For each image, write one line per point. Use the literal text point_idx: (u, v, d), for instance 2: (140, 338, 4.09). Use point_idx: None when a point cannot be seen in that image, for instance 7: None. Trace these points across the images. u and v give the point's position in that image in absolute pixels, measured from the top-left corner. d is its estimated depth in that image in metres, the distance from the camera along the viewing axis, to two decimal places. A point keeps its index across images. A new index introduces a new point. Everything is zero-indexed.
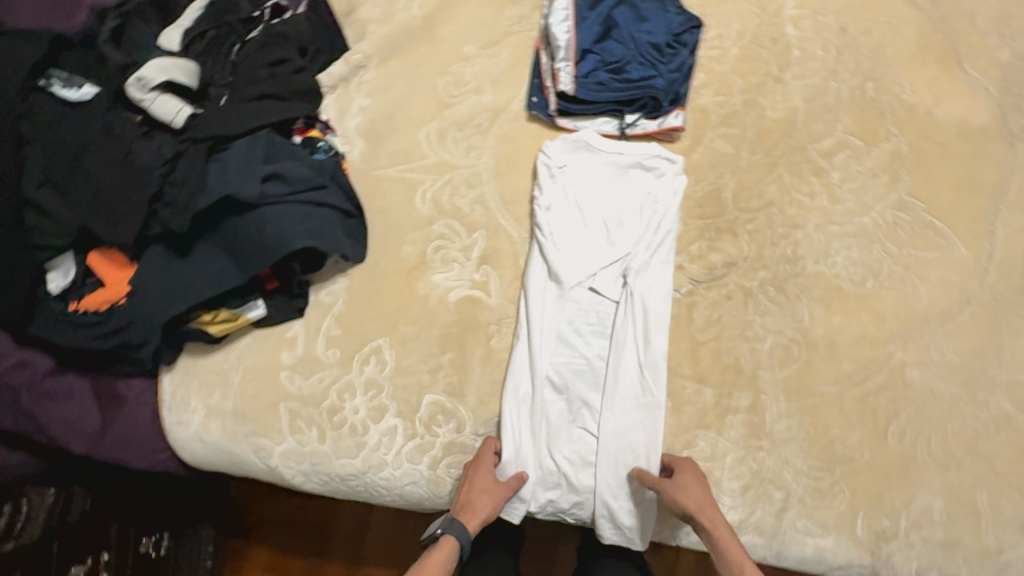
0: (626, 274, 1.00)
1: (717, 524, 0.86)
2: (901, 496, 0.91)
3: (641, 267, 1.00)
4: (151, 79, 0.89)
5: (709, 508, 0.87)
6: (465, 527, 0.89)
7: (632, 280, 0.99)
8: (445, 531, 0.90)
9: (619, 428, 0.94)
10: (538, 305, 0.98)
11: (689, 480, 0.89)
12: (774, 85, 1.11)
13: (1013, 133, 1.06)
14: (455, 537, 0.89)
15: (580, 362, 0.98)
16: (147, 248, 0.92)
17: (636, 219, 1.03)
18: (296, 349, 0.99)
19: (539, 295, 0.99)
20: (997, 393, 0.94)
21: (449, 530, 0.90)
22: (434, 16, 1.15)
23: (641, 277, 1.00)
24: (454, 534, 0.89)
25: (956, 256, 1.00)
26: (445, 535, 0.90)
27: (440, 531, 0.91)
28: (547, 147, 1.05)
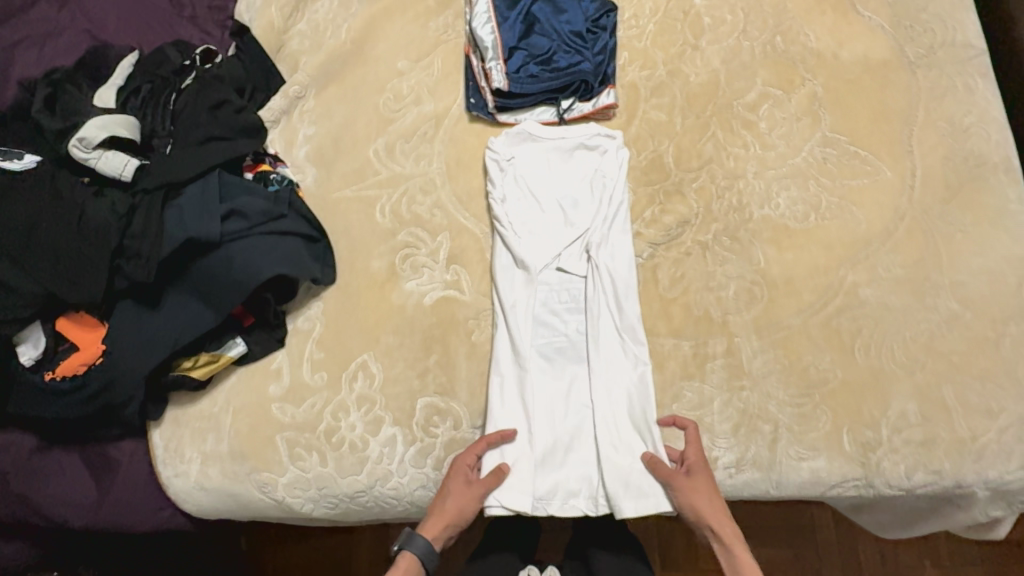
0: (589, 249, 1.05)
1: (726, 527, 0.91)
2: (877, 406, 0.97)
3: (603, 240, 1.04)
4: (93, 137, 0.90)
5: (721, 515, 0.91)
6: (427, 539, 0.90)
7: (596, 254, 1.04)
8: (404, 547, 0.90)
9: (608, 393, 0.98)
10: (511, 293, 1.02)
11: (701, 482, 0.91)
12: (693, 52, 1.18)
13: (913, 61, 1.16)
14: (417, 553, 0.90)
15: (562, 339, 1.02)
16: (116, 304, 0.91)
17: (589, 197, 1.08)
18: (283, 380, 0.99)
19: (510, 282, 1.02)
20: (943, 295, 1.02)
21: (407, 547, 0.90)
22: (363, 38, 1.19)
23: (604, 249, 1.04)
24: (413, 550, 0.90)
25: (883, 179, 1.09)
26: (404, 552, 0.90)
27: (398, 547, 0.91)
28: (493, 143, 1.09)
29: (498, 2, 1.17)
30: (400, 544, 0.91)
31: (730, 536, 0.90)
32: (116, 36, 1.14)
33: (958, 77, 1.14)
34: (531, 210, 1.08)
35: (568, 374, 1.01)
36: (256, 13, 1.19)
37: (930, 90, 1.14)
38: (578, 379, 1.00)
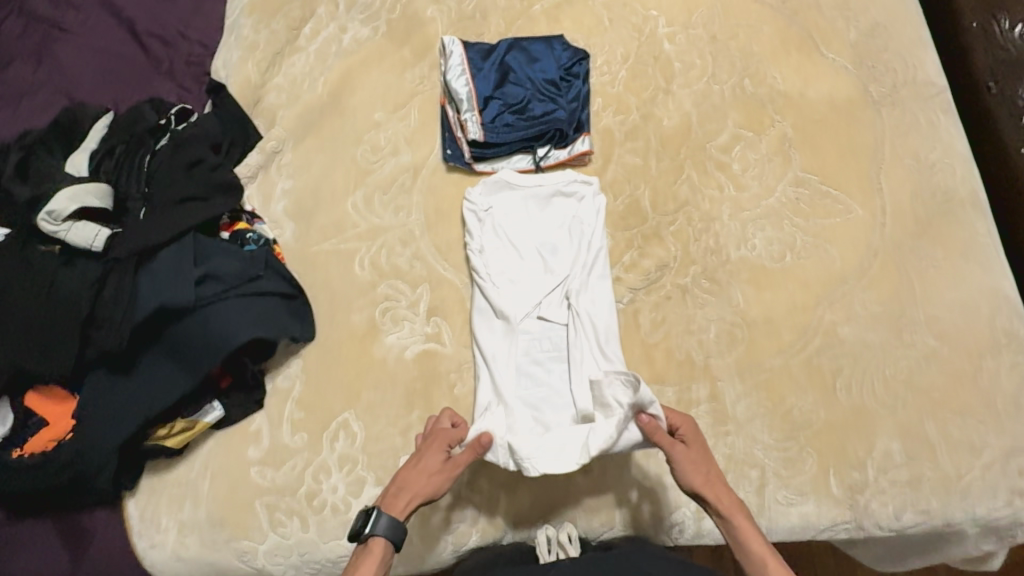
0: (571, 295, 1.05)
1: (726, 503, 0.83)
2: (862, 446, 0.97)
3: (582, 286, 1.05)
4: (62, 210, 0.88)
5: (717, 486, 0.84)
6: (393, 516, 0.80)
7: (577, 301, 1.04)
8: (371, 531, 0.79)
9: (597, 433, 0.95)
10: (492, 346, 1.01)
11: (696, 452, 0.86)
12: (665, 96, 1.20)
13: (877, 99, 1.19)
14: (387, 536, 0.79)
15: (545, 387, 1.01)
16: (87, 374, 0.89)
17: (567, 243, 1.09)
18: (261, 442, 0.97)
19: (489, 335, 1.02)
20: (920, 330, 1.03)
21: (376, 531, 0.78)
22: (339, 91, 1.20)
23: (584, 294, 1.04)
24: (381, 532, 0.79)
25: (855, 216, 1.10)
26: (372, 539, 0.79)
27: (366, 531, 0.79)
28: (469, 194, 1.10)
29: (471, 53, 1.18)
30: (365, 528, 0.79)
31: (734, 514, 0.82)
32: (90, 95, 1.11)
33: (922, 113, 1.17)
34: (510, 259, 1.08)
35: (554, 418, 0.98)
36: (233, 68, 1.19)
37: (895, 126, 1.16)
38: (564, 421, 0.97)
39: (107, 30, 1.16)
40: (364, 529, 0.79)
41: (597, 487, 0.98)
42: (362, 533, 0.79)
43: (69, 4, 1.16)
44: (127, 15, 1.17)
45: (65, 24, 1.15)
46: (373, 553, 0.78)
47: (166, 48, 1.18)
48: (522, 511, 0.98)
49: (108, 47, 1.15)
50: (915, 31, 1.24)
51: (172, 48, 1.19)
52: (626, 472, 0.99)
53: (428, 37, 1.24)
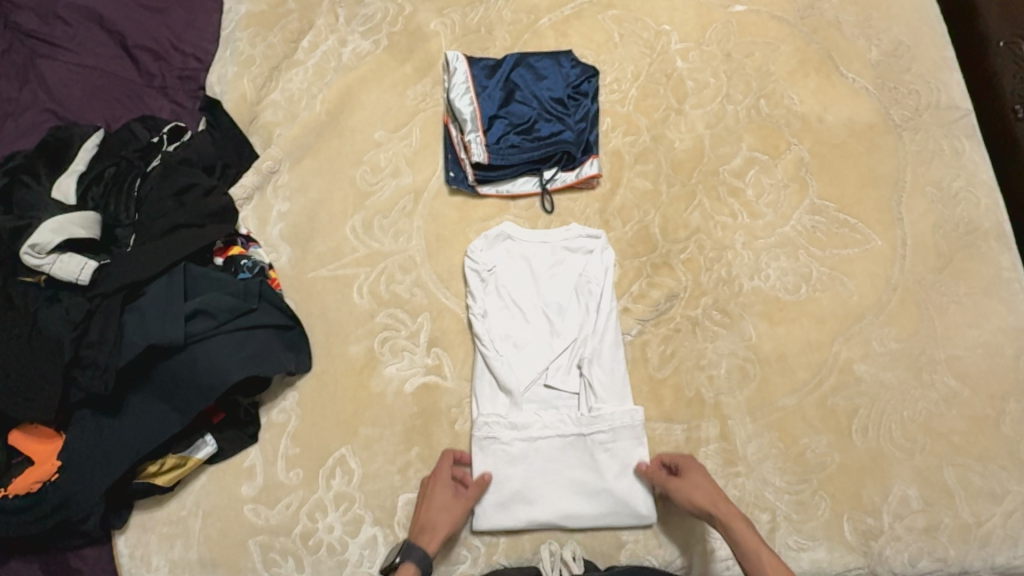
0: (582, 361, 0.99)
1: (728, 515, 0.84)
2: (877, 491, 0.94)
3: (594, 351, 0.99)
4: (45, 242, 0.86)
5: (719, 502, 0.85)
6: (424, 551, 0.86)
7: (589, 367, 0.99)
8: (403, 558, 0.86)
9: (613, 500, 0.93)
10: (497, 425, 0.95)
11: (696, 477, 0.89)
12: (677, 116, 1.16)
13: (898, 123, 1.14)
14: (415, 561, 0.85)
15: (553, 469, 0.94)
16: (73, 414, 0.86)
17: (575, 305, 1.03)
18: (255, 479, 0.94)
19: (493, 411, 0.96)
20: (939, 370, 0.99)
21: (405, 555, 0.86)
22: (339, 108, 1.15)
23: (597, 360, 0.99)
24: (412, 560, 0.85)
25: (874, 247, 1.06)
26: (403, 564, 0.85)
27: (400, 559, 0.86)
28: (471, 251, 1.04)
29: (476, 71, 1.13)
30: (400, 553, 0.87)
31: (737, 526, 0.82)
32: (80, 114, 1.07)
33: (944, 140, 1.13)
34: (516, 323, 1.02)
35: (566, 484, 0.94)
36: (228, 84, 1.16)
37: (917, 153, 1.12)
38: (579, 487, 0.93)
39: (97, 45, 1.12)
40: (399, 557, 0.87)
41: (599, 530, 0.93)
42: (397, 561, 0.87)
43: (56, 18, 1.11)
44: (117, 28, 1.13)
45: (53, 39, 1.10)
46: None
47: (158, 61, 1.14)
48: (522, 553, 0.93)
49: (97, 62, 1.11)
50: (939, 51, 1.19)
51: (164, 62, 1.14)
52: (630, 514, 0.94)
53: (432, 52, 1.19)
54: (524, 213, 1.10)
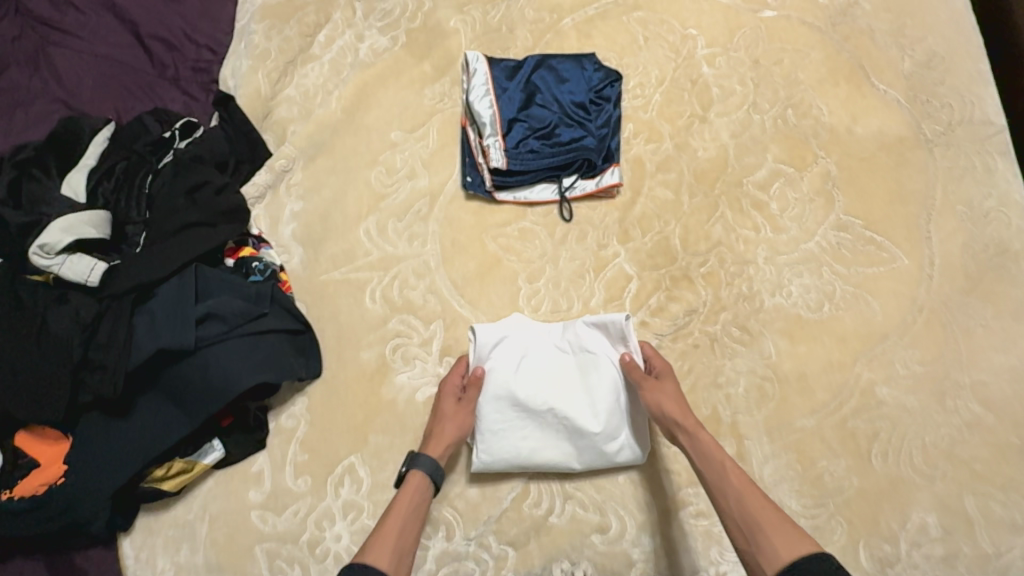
0: (592, 446, 0.93)
1: (694, 428, 0.85)
2: (895, 517, 0.92)
3: (605, 439, 0.93)
4: (55, 243, 0.84)
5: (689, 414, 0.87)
6: (431, 456, 0.88)
7: (598, 455, 0.93)
8: (410, 467, 0.88)
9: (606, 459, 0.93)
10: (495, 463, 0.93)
11: (670, 385, 0.90)
12: (701, 124, 1.12)
13: (930, 138, 1.11)
14: (424, 468, 0.87)
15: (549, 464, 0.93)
16: (81, 416, 0.85)
17: (589, 390, 0.96)
18: (263, 485, 0.93)
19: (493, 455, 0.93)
20: (963, 395, 0.97)
21: (413, 465, 0.87)
22: (354, 106, 1.13)
23: (608, 449, 0.93)
24: (420, 467, 0.87)
25: (900, 266, 1.04)
26: (411, 473, 0.87)
27: (406, 469, 0.88)
28: (475, 331, 0.96)
29: (496, 71, 1.10)
30: (407, 464, 0.88)
31: (706, 440, 0.84)
32: (90, 105, 1.04)
33: (977, 156, 1.09)
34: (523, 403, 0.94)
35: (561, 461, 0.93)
36: (242, 79, 1.13)
37: (948, 169, 1.09)
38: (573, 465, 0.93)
39: (109, 34, 1.09)
40: (405, 466, 0.88)
41: (611, 546, 0.92)
42: (403, 472, 0.88)
43: (69, 4, 1.08)
44: (130, 16, 1.10)
45: (64, 26, 1.07)
46: (414, 486, 0.86)
47: (171, 52, 1.11)
48: (531, 569, 0.91)
49: (110, 52, 1.08)
50: (974, 63, 1.15)
51: (177, 53, 1.11)
52: (642, 532, 0.92)
53: (450, 50, 1.16)
54: (541, 219, 1.07)
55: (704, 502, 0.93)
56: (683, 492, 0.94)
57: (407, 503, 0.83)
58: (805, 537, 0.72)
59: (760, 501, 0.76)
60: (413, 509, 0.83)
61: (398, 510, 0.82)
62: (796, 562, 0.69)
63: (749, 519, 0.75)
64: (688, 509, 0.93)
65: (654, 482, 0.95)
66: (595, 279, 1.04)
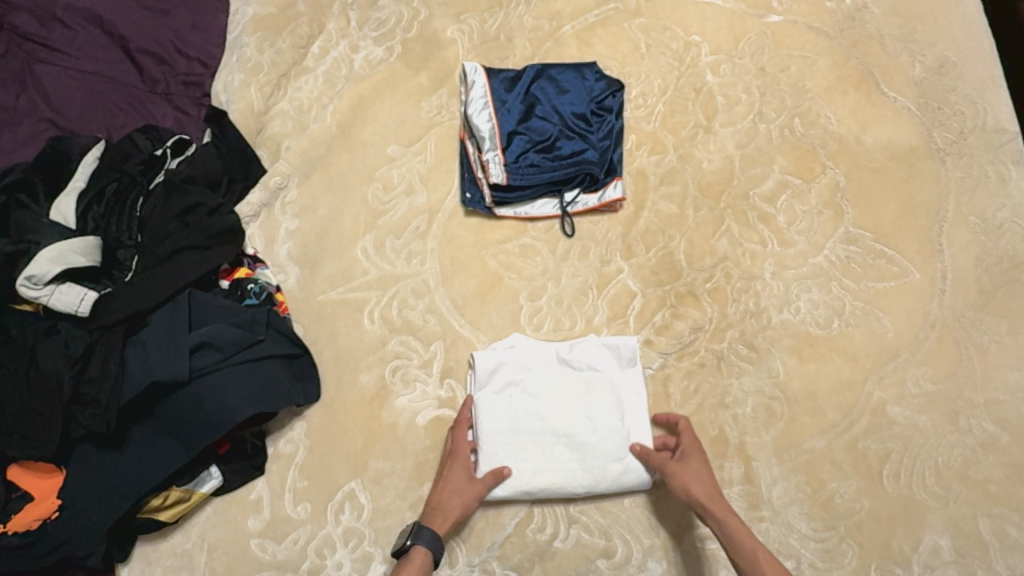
0: (596, 469, 0.91)
1: (722, 511, 0.83)
2: (908, 540, 0.90)
3: (610, 462, 0.92)
4: (43, 274, 0.82)
5: (715, 495, 0.84)
6: (436, 532, 0.85)
7: (603, 479, 0.91)
8: (413, 542, 0.84)
9: (611, 483, 0.91)
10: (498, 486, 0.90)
11: (696, 463, 0.87)
12: (706, 135, 1.09)
13: (941, 147, 1.08)
14: (427, 546, 0.84)
15: (553, 488, 0.91)
16: (73, 450, 0.83)
17: (594, 412, 0.94)
18: (262, 512, 0.91)
19: (496, 477, 0.90)
20: (977, 414, 0.95)
21: (417, 540, 0.84)
22: (350, 120, 1.10)
23: (614, 471, 0.91)
24: (424, 544, 0.84)
25: (911, 281, 1.01)
26: (415, 549, 0.84)
27: (409, 542, 0.84)
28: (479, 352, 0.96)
29: (495, 83, 1.07)
30: (411, 537, 0.85)
31: (733, 525, 0.81)
32: (78, 123, 1.01)
33: (990, 165, 1.07)
34: (527, 423, 0.93)
35: (566, 485, 0.91)
36: (234, 93, 1.11)
37: (960, 180, 1.06)
38: (578, 488, 0.91)
39: (97, 49, 1.06)
40: (409, 539, 0.84)
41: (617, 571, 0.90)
42: (405, 544, 0.85)
43: (55, 19, 1.05)
44: (118, 31, 1.07)
45: (51, 42, 1.04)
46: (416, 566, 0.82)
47: (162, 66, 1.08)
48: None
49: (98, 67, 1.05)
50: (987, 68, 1.12)
51: (168, 67, 1.08)
52: (649, 557, 0.90)
53: (448, 61, 1.13)
54: (542, 235, 1.05)
55: None
56: (691, 515, 0.92)
57: None
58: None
59: None
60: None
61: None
62: None
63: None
64: (696, 532, 0.91)
65: (660, 505, 0.92)
66: (598, 296, 1.02)
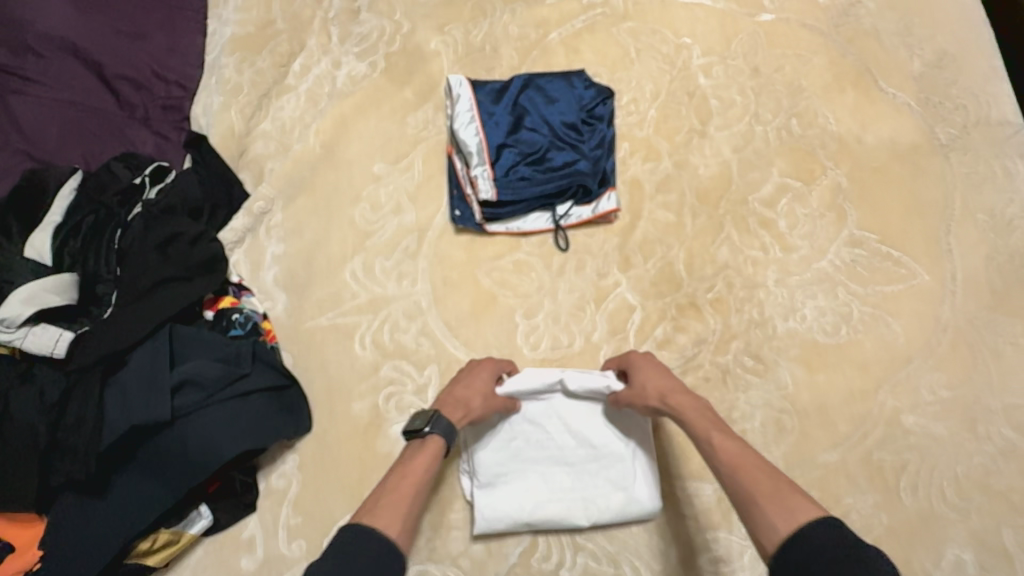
0: (600, 499, 0.88)
1: (680, 401, 0.78)
2: (930, 557, 0.86)
3: (613, 492, 0.88)
4: (15, 316, 0.79)
5: (673, 388, 0.80)
6: (451, 421, 0.80)
7: (606, 509, 0.88)
8: (431, 428, 0.78)
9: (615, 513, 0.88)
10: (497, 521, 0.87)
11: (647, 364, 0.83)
12: (700, 139, 1.06)
13: (945, 143, 1.04)
14: (442, 435, 0.78)
15: (554, 520, 0.87)
16: (54, 499, 0.79)
17: (596, 440, 0.90)
18: (255, 552, 0.88)
19: (495, 512, 0.87)
20: (995, 421, 0.91)
21: (436, 427, 0.78)
22: (334, 139, 1.07)
23: (618, 500, 0.88)
24: (440, 432, 0.78)
25: (920, 283, 0.97)
26: (430, 435, 0.78)
27: (427, 428, 0.78)
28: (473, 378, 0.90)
29: (481, 96, 1.04)
30: (429, 422, 0.78)
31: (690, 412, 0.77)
32: (56, 154, 0.98)
33: (996, 160, 1.03)
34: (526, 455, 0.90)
35: (568, 517, 0.87)
36: (214, 117, 1.08)
37: (966, 176, 1.02)
38: (581, 520, 0.87)
39: (72, 76, 1.02)
40: (425, 425, 0.78)
41: None
42: (422, 428, 0.78)
43: (27, 48, 1.01)
44: (93, 57, 1.03)
45: (25, 72, 1.00)
46: (431, 452, 0.76)
47: (139, 91, 1.05)
48: None
49: (74, 96, 1.01)
50: (988, 59, 1.09)
51: (145, 92, 1.05)
52: None
53: (432, 75, 1.10)
54: (536, 249, 1.01)
55: (724, 548, 0.88)
56: (702, 537, 0.88)
57: (425, 469, 0.75)
58: (809, 501, 0.62)
59: (753, 470, 0.67)
60: (427, 473, 0.75)
61: (412, 473, 0.73)
62: (799, 535, 0.59)
63: (738, 497, 0.66)
64: (707, 557, 0.87)
65: (668, 529, 0.89)
66: (596, 311, 0.98)
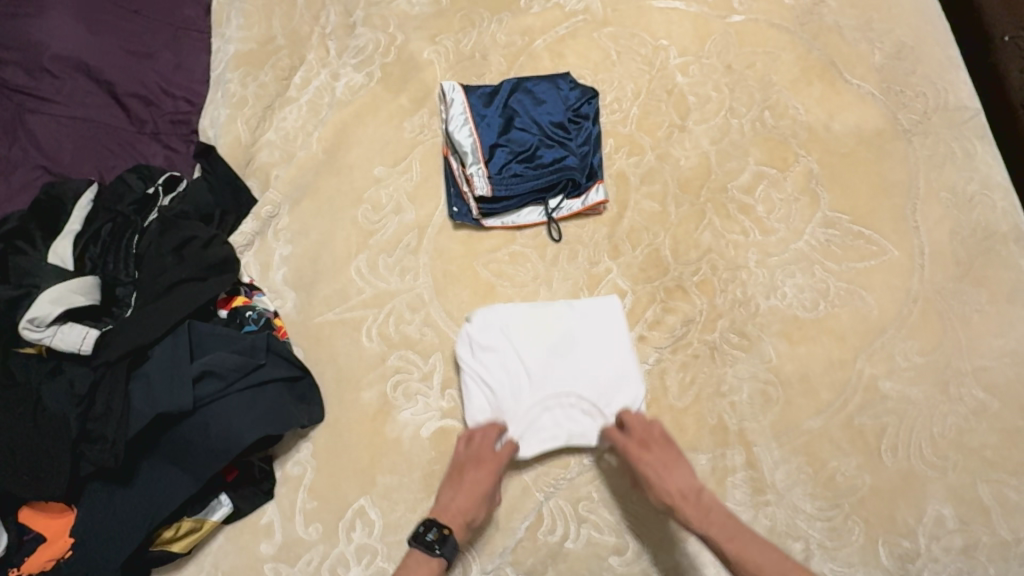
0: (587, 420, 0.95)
1: (694, 495, 0.86)
2: (912, 513, 0.92)
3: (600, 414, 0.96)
4: (45, 315, 0.84)
5: (687, 484, 0.87)
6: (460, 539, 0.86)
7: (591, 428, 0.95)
8: (440, 548, 0.84)
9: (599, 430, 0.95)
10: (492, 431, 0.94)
11: (658, 458, 0.89)
12: (680, 133, 1.13)
13: (907, 128, 1.12)
14: (448, 555, 0.85)
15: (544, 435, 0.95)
16: (84, 487, 0.84)
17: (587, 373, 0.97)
18: (274, 536, 0.92)
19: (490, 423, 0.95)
20: (966, 383, 0.97)
21: (446, 544, 0.84)
22: (335, 145, 1.13)
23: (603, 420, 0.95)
24: (449, 551, 0.84)
25: (891, 258, 1.04)
26: (439, 554, 0.84)
27: (436, 547, 0.84)
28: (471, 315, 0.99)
29: (473, 99, 1.10)
30: (440, 543, 0.84)
31: (705, 505, 0.85)
32: (73, 168, 1.03)
33: (956, 142, 1.11)
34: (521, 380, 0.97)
35: (557, 433, 0.95)
36: (221, 128, 1.14)
37: (928, 158, 1.10)
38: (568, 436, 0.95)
39: (85, 95, 1.07)
40: (436, 545, 0.84)
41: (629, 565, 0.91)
42: (432, 547, 0.84)
43: (40, 70, 1.05)
44: (103, 75, 1.08)
45: (39, 92, 1.05)
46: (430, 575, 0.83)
47: (149, 108, 1.10)
48: None
49: (86, 113, 1.06)
50: (944, 50, 1.17)
51: (155, 108, 1.11)
52: (660, 550, 0.92)
53: (426, 82, 1.17)
54: (531, 241, 1.07)
55: None
56: None
57: None
58: None
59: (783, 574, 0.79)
60: None
61: None
62: None
63: None
64: None
65: None
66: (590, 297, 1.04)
